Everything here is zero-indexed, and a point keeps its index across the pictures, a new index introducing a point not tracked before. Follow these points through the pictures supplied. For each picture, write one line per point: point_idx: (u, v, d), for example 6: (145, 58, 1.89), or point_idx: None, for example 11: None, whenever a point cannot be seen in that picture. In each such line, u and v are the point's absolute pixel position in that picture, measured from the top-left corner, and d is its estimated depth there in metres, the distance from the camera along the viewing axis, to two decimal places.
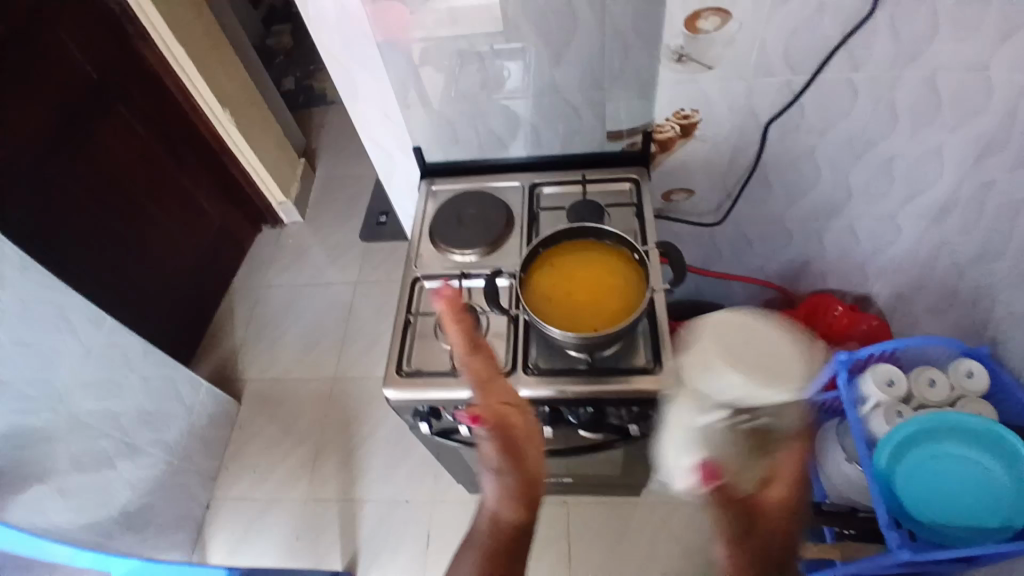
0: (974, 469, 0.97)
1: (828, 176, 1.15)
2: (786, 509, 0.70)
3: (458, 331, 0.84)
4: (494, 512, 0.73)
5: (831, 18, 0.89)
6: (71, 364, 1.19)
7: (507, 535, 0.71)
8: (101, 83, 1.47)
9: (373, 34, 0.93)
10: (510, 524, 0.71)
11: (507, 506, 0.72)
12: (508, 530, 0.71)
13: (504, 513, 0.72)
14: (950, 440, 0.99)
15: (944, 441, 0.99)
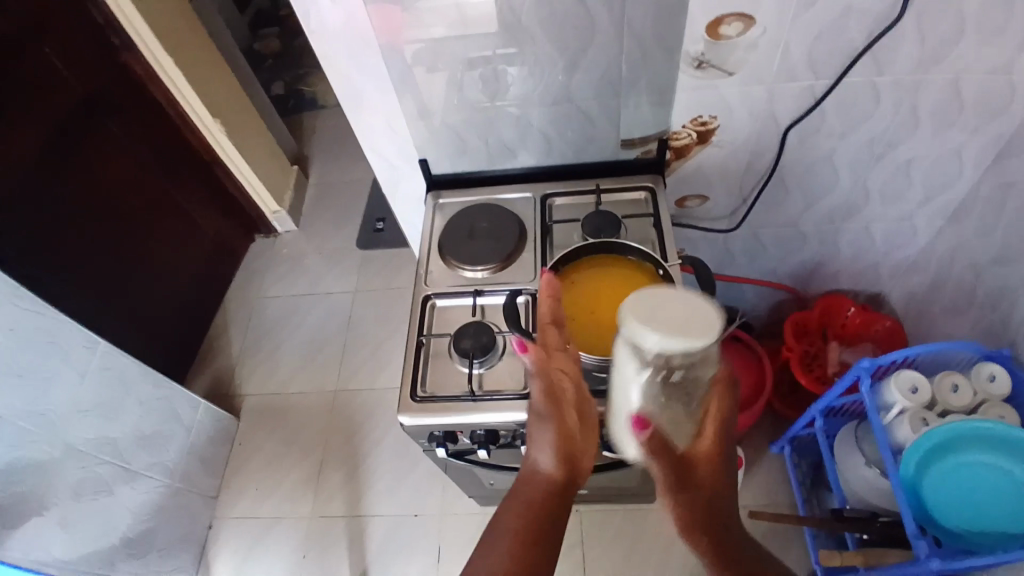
0: (1003, 475, 0.93)
1: (846, 180, 1.13)
2: (713, 455, 0.72)
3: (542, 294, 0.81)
4: (536, 462, 0.75)
5: (857, 22, 0.86)
6: (66, 390, 1.13)
7: (544, 486, 0.73)
8: (90, 98, 1.43)
9: (375, 36, 0.88)
10: (547, 478, 0.73)
11: (550, 462, 0.74)
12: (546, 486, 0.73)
13: (545, 467, 0.74)
14: (977, 446, 0.95)
15: (972, 448, 0.95)
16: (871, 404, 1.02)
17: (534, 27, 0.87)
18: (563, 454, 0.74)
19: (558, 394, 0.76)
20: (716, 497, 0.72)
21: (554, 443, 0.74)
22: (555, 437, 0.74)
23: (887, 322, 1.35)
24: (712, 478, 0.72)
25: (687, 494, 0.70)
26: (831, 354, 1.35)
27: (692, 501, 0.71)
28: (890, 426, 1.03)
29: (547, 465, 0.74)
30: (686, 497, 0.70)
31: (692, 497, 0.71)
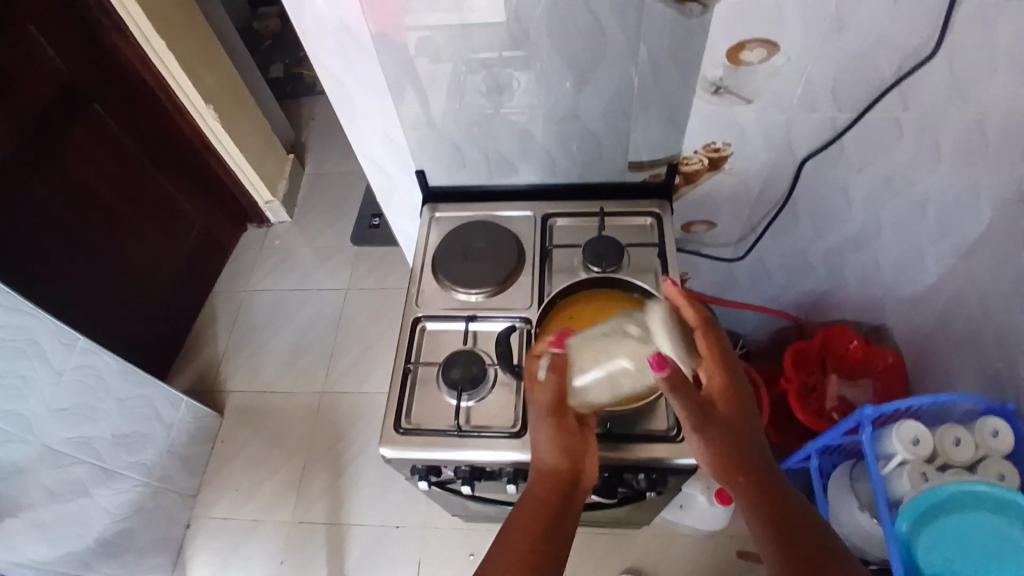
0: (993, 538, 0.89)
1: (860, 214, 1.08)
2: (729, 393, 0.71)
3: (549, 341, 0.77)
4: (546, 457, 0.70)
5: (887, 56, 0.80)
6: (40, 390, 1.09)
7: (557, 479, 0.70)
8: (70, 83, 1.37)
9: (366, 26, 0.80)
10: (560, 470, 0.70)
11: (560, 454, 0.70)
12: (553, 488, 0.69)
13: (556, 461, 0.70)
14: (967, 509, 0.91)
15: (960, 512, 0.91)
16: (871, 452, 1.01)
17: (542, 42, 0.82)
18: (569, 451, 0.71)
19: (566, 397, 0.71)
20: (735, 438, 0.69)
21: (559, 442, 0.70)
22: (561, 435, 0.71)
23: (888, 358, 1.30)
24: (730, 417, 0.70)
25: (711, 431, 0.68)
26: (829, 387, 1.33)
27: (719, 441, 0.68)
28: (889, 477, 1.02)
29: (556, 458, 0.70)
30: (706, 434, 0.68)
31: (716, 437, 0.68)
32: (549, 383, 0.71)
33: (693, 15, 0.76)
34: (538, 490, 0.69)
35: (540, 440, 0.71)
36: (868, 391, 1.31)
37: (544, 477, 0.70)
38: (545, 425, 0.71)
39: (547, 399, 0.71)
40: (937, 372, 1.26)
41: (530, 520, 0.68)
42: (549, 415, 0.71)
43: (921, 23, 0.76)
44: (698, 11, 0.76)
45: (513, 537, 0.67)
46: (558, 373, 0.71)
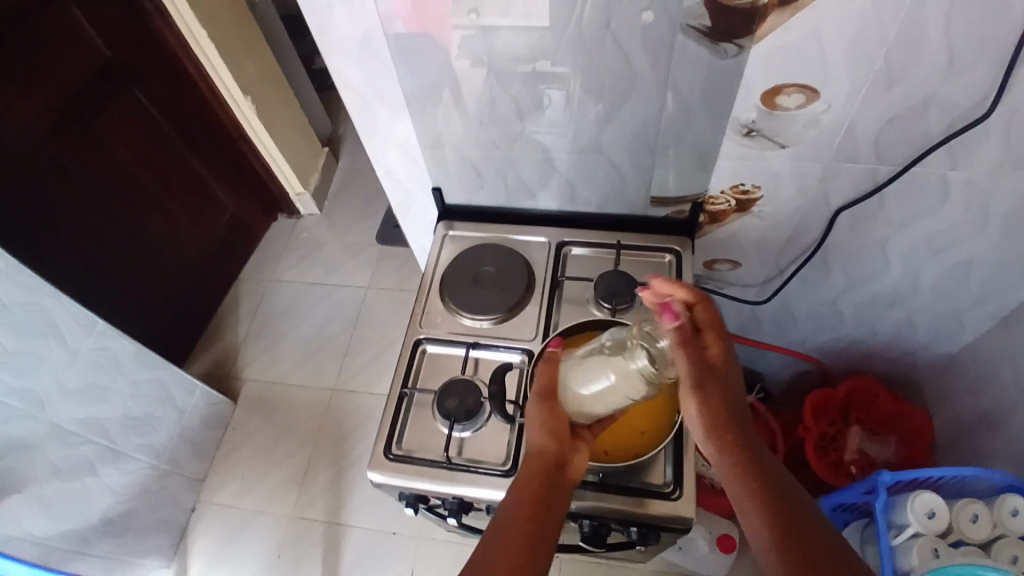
0: None
1: (897, 268, 1.02)
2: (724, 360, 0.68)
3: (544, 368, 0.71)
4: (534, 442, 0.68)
5: (937, 111, 0.75)
6: (54, 369, 1.13)
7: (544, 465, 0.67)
8: (113, 68, 1.40)
9: (382, 30, 0.77)
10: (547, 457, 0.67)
11: (546, 442, 0.68)
12: (542, 473, 0.67)
13: (542, 448, 0.68)
14: None
15: None
16: (881, 520, 0.96)
17: (566, 74, 0.79)
18: (561, 440, 0.68)
19: (558, 390, 0.70)
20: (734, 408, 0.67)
21: (550, 433, 0.68)
22: (554, 427, 0.68)
23: (917, 415, 1.24)
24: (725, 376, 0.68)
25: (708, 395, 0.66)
26: (850, 439, 1.27)
27: (718, 408, 0.67)
28: (898, 549, 0.96)
29: (543, 445, 0.68)
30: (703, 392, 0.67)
31: (714, 404, 0.66)
32: (541, 374, 0.71)
33: (727, 56, 0.72)
34: (529, 485, 0.66)
35: (532, 431, 0.69)
36: (891, 448, 1.25)
37: (536, 469, 0.67)
38: (537, 416, 0.69)
39: (538, 390, 0.70)
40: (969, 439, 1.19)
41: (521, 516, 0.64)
42: (540, 406, 0.69)
43: (977, 80, 0.70)
44: (732, 51, 0.72)
45: (501, 534, 0.64)
46: (550, 366, 0.71)
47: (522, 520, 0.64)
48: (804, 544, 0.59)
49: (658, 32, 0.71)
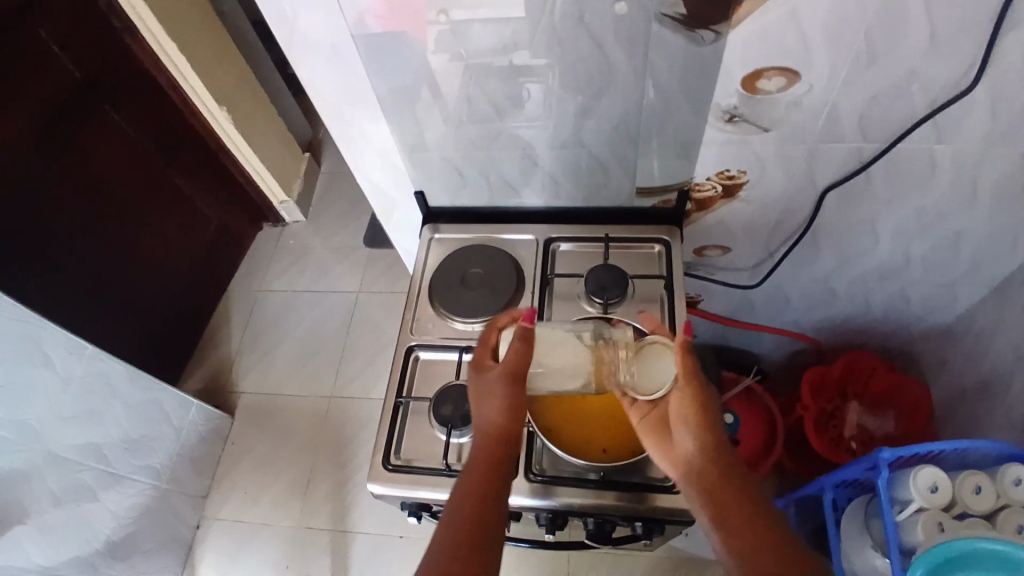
0: None
1: (887, 244, 1.02)
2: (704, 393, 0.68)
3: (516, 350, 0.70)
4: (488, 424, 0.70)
5: (921, 87, 0.74)
6: (48, 399, 1.11)
7: (497, 445, 0.69)
8: (86, 86, 1.37)
9: (354, 39, 0.76)
10: (501, 438, 0.69)
11: (499, 423, 0.70)
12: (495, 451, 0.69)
13: (495, 428, 0.70)
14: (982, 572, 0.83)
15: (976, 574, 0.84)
16: (885, 496, 0.95)
17: (543, 70, 0.77)
18: (516, 420, 0.70)
19: (527, 369, 0.70)
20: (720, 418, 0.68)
21: (510, 410, 0.69)
22: (514, 405, 0.70)
23: (913, 387, 1.25)
24: (708, 403, 0.68)
25: (697, 401, 0.67)
26: (849, 415, 1.29)
27: (705, 419, 0.67)
28: (903, 524, 0.95)
29: (497, 424, 0.70)
30: (691, 400, 0.67)
31: (700, 413, 0.67)
32: (514, 351, 0.70)
33: (705, 42, 0.71)
34: (482, 462, 0.68)
35: (487, 408, 0.70)
36: (889, 422, 1.27)
37: (488, 448, 0.69)
38: (498, 394, 0.70)
39: (508, 367, 0.70)
40: (966, 408, 1.20)
41: (473, 495, 0.65)
42: (507, 385, 0.70)
43: (960, 54, 0.70)
44: (710, 38, 0.70)
45: (456, 513, 0.64)
46: (525, 345, 0.70)
47: (478, 499, 0.65)
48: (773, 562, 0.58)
49: (634, 23, 0.70)
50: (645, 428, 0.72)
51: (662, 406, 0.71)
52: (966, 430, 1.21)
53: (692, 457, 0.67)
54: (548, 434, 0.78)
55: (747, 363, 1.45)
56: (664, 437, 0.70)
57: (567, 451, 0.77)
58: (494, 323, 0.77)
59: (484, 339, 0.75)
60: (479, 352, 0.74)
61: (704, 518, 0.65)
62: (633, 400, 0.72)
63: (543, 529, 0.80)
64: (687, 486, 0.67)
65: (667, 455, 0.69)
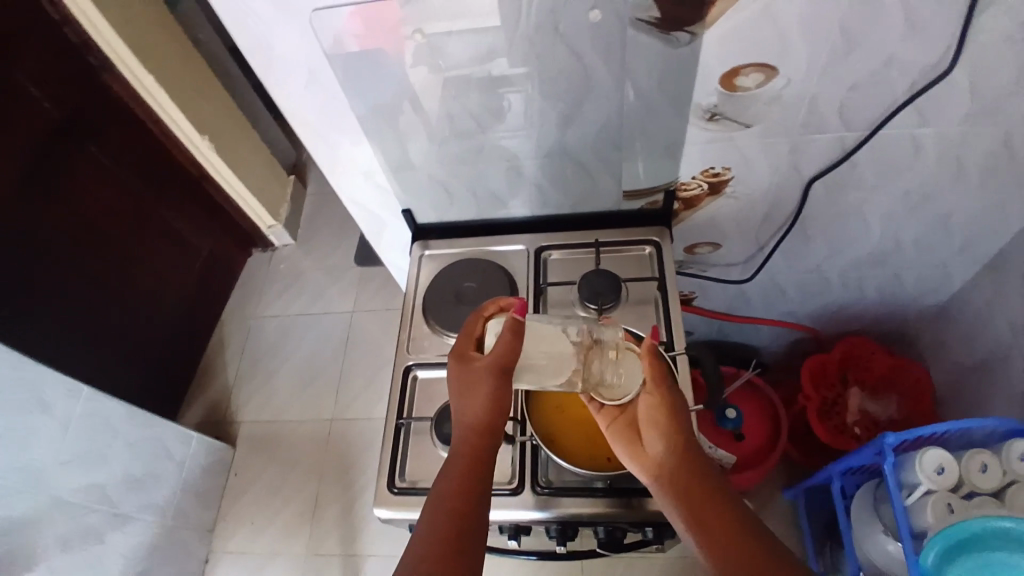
0: None
1: (876, 229, 1.03)
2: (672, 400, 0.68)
3: (505, 343, 0.69)
4: (469, 419, 0.69)
5: (899, 73, 0.75)
6: (48, 443, 1.10)
7: (478, 440, 0.69)
8: (65, 125, 1.36)
9: (332, 66, 0.76)
10: (482, 433, 0.69)
11: (481, 418, 0.69)
12: (476, 447, 0.68)
13: (477, 423, 0.69)
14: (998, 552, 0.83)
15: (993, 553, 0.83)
16: (892, 481, 0.96)
17: (523, 80, 0.77)
18: (496, 415, 0.70)
19: (514, 363, 0.70)
20: (690, 422, 0.68)
21: (492, 405, 0.69)
22: (496, 399, 0.69)
23: (914, 370, 1.26)
24: (678, 405, 0.68)
25: (667, 405, 0.67)
26: (851, 400, 1.29)
27: (674, 423, 0.67)
28: (913, 508, 0.95)
29: (479, 419, 0.69)
30: (660, 403, 0.67)
31: (669, 416, 0.67)
32: (503, 344, 0.69)
33: (682, 44, 0.71)
34: (462, 458, 0.67)
35: (468, 402, 0.70)
36: (892, 406, 1.28)
37: (468, 443, 0.68)
38: (481, 387, 0.69)
39: (495, 362, 0.69)
40: (966, 386, 1.20)
41: (455, 493, 0.64)
42: (491, 379, 0.69)
43: (934, 39, 0.70)
44: (685, 39, 0.71)
45: (438, 513, 0.63)
46: (516, 339, 0.69)
47: (460, 495, 0.64)
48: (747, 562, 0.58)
49: (609, 29, 0.70)
50: (614, 434, 0.71)
51: (630, 412, 0.71)
52: (968, 408, 1.21)
53: (663, 462, 0.66)
54: (553, 446, 0.77)
55: (746, 356, 1.45)
56: (635, 443, 0.69)
57: (572, 461, 0.76)
58: (480, 312, 0.75)
59: (469, 329, 0.75)
60: (462, 342, 0.74)
61: (681, 524, 0.63)
62: (600, 405, 0.73)
63: (555, 541, 0.80)
64: (661, 492, 0.66)
65: (639, 461, 0.68)
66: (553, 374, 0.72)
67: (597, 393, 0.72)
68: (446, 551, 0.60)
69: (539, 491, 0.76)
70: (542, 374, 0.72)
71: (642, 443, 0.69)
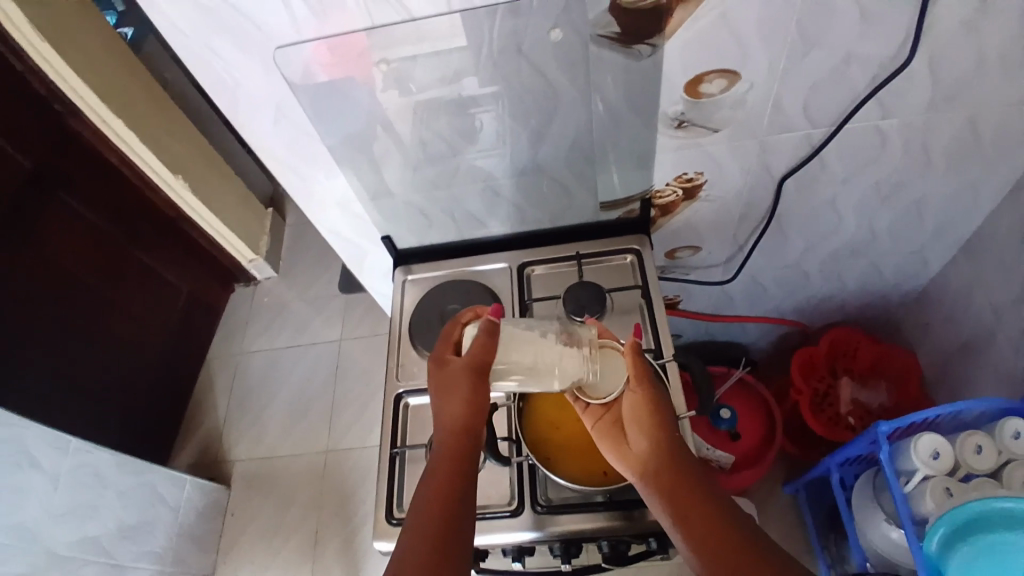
0: None
1: (851, 220, 1.04)
2: (652, 398, 0.69)
3: (481, 343, 0.71)
4: (447, 421, 0.70)
5: (859, 69, 0.76)
6: (38, 499, 1.08)
7: (457, 442, 0.69)
8: (37, 175, 1.36)
9: (300, 103, 0.76)
10: (461, 435, 0.69)
11: (458, 419, 0.69)
12: (456, 449, 0.68)
13: (455, 425, 0.69)
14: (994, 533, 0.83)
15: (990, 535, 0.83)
16: (890, 469, 0.96)
17: (492, 99, 0.77)
18: (474, 418, 0.70)
19: (491, 363, 0.71)
20: (672, 419, 0.69)
21: (469, 406, 0.70)
22: (474, 399, 0.70)
23: (901, 355, 1.28)
24: (659, 402, 0.69)
25: (649, 400, 0.69)
26: (842, 391, 1.30)
27: (656, 418, 0.68)
28: (912, 495, 0.96)
29: (457, 421, 0.69)
30: (642, 399, 0.69)
31: (652, 412, 0.69)
32: (479, 344, 0.71)
33: (643, 56, 0.72)
34: (442, 460, 0.67)
35: (448, 405, 0.70)
36: (883, 393, 1.30)
37: (447, 447, 0.68)
38: (460, 389, 0.70)
39: (472, 361, 0.70)
40: (954, 368, 1.22)
41: (436, 495, 0.64)
42: (469, 379, 0.70)
43: (888, 34, 0.72)
44: (647, 51, 0.71)
45: (419, 515, 0.63)
46: (491, 339, 0.71)
47: (439, 496, 0.64)
48: (732, 555, 0.58)
49: (572, 47, 0.71)
50: (599, 432, 0.71)
51: (615, 409, 0.71)
52: (957, 389, 1.22)
53: (647, 457, 0.67)
54: (548, 464, 0.76)
55: (736, 354, 1.46)
56: (619, 441, 0.70)
57: (569, 479, 0.75)
58: (459, 318, 0.77)
59: (447, 334, 0.76)
60: (441, 346, 0.75)
61: (666, 520, 0.63)
62: (586, 404, 0.72)
63: (559, 560, 0.79)
64: (645, 488, 0.66)
65: (623, 458, 0.69)
66: (538, 380, 0.70)
67: (582, 393, 0.72)
68: (429, 552, 0.59)
69: (539, 510, 0.76)
70: (527, 380, 0.71)
71: (626, 440, 0.70)
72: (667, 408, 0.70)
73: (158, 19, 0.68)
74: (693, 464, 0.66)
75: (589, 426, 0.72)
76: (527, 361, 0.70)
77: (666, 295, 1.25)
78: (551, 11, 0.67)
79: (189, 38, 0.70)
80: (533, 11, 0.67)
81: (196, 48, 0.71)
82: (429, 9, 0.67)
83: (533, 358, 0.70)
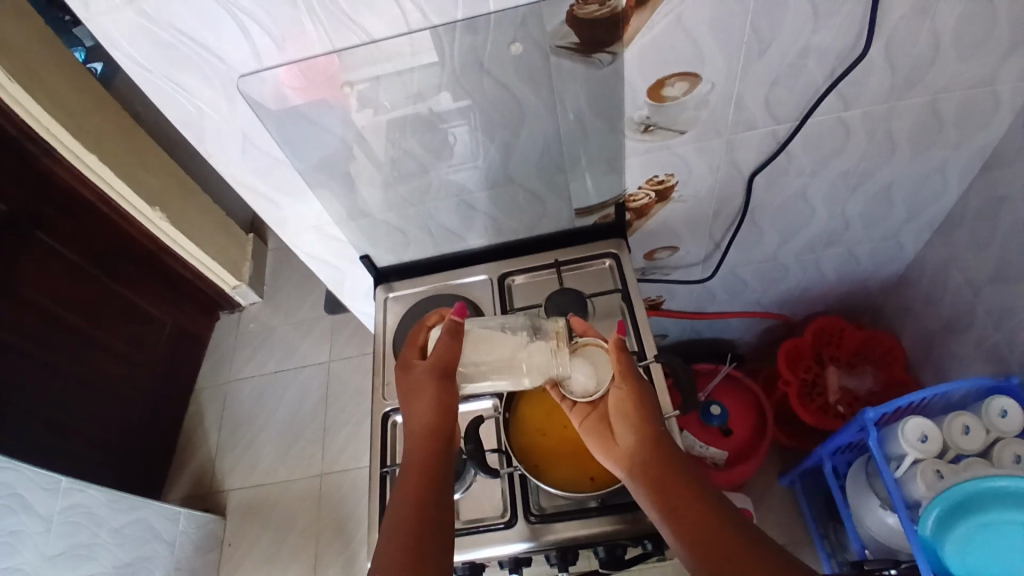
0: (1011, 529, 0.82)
1: (823, 211, 1.06)
2: (632, 394, 0.69)
3: (444, 345, 0.71)
4: (417, 424, 0.70)
5: (816, 62, 0.78)
6: (31, 543, 1.07)
7: (429, 443, 0.69)
8: (14, 217, 1.35)
9: (270, 131, 0.77)
10: (432, 435, 0.69)
11: (427, 419, 0.70)
12: (429, 450, 0.69)
13: (424, 425, 0.70)
14: (985, 512, 0.83)
15: (981, 514, 0.83)
16: (878, 454, 0.97)
17: (462, 114, 0.78)
18: (444, 418, 0.70)
19: (455, 363, 0.72)
20: (658, 411, 0.69)
21: (438, 407, 0.70)
22: (441, 400, 0.70)
23: (885, 341, 1.30)
24: (645, 398, 0.69)
25: (633, 394, 0.69)
26: (830, 380, 1.31)
27: (642, 413, 0.68)
28: (903, 479, 0.96)
29: (427, 423, 0.70)
30: (627, 395, 0.69)
31: (637, 406, 0.69)
32: (442, 346, 0.71)
33: (604, 64, 0.72)
34: (417, 464, 0.68)
35: (417, 409, 0.70)
36: (869, 378, 1.31)
37: (422, 448, 0.69)
38: (427, 392, 0.70)
39: (436, 363, 0.71)
40: (937, 349, 1.23)
41: (412, 498, 0.64)
42: (435, 381, 0.70)
43: (843, 26, 0.74)
44: (607, 59, 0.72)
45: (396, 518, 0.63)
46: (454, 338, 0.72)
47: (417, 500, 0.64)
48: (720, 549, 0.58)
49: (532, 60, 0.72)
50: (586, 429, 0.72)
51: (601, 406, 0.72)
52: (942, 370, 1.24)
53: (634, 452, 0.67)
54: (535, 472, 0.76)
55: (723, 350, 1.48)
56: (607, 437, 0.70)
57: (559, 488, 0.75)
58: (425, 322, 0.77)
59: (413, 338, 0.76)
60: (409, 350, 0.75)
61: (654, 513, 0.64)
62: (571, 403, 0.74)
63: (557, 569, 0.79)
64: (633, 481, 0.66)
65: (610, 454, 0.69)
66: (508, 374, 0.73)
67: (564, 389, 0.73)
68: (408, 553, 0.59)
69: (532, 519, 0.75)
70: (499, 377, 0.74)
71: (613, 435, 0.70)
72: (654, 403, 0.69)
73: (120, 56, 0.69)
74: (680, 456, 0.66)
75: (577, 424, 0.73)
76: (497, 357, 0.73)
77: (648, 296, 1.26)
78: (510, 25, 0.68)
79: (150, 72, 0.70)
80: (492, 27, 0.68)
81: (158, 81, 0.71)
82: (388, 30, 0.68)
83: (502, 355, 0.73)
